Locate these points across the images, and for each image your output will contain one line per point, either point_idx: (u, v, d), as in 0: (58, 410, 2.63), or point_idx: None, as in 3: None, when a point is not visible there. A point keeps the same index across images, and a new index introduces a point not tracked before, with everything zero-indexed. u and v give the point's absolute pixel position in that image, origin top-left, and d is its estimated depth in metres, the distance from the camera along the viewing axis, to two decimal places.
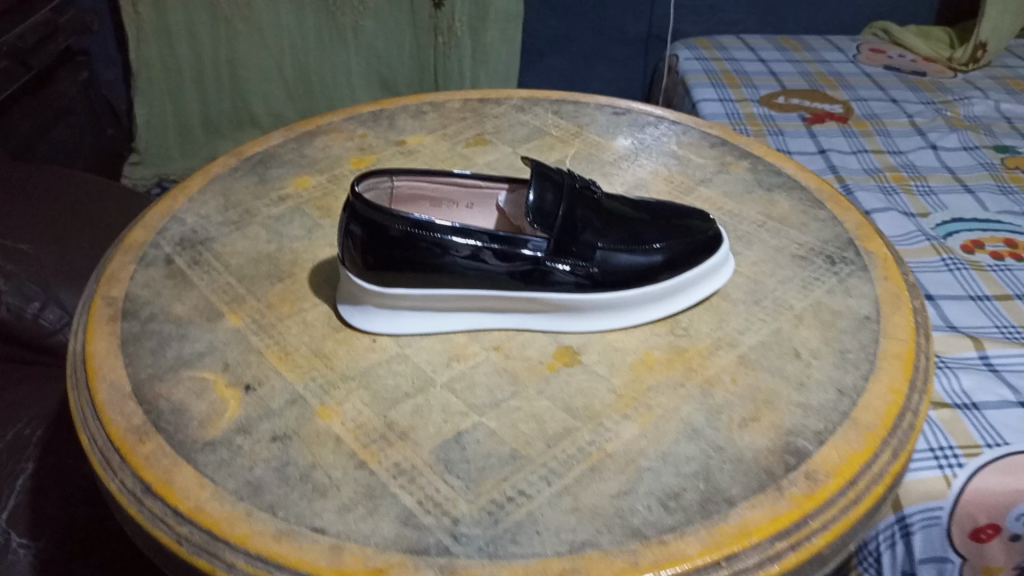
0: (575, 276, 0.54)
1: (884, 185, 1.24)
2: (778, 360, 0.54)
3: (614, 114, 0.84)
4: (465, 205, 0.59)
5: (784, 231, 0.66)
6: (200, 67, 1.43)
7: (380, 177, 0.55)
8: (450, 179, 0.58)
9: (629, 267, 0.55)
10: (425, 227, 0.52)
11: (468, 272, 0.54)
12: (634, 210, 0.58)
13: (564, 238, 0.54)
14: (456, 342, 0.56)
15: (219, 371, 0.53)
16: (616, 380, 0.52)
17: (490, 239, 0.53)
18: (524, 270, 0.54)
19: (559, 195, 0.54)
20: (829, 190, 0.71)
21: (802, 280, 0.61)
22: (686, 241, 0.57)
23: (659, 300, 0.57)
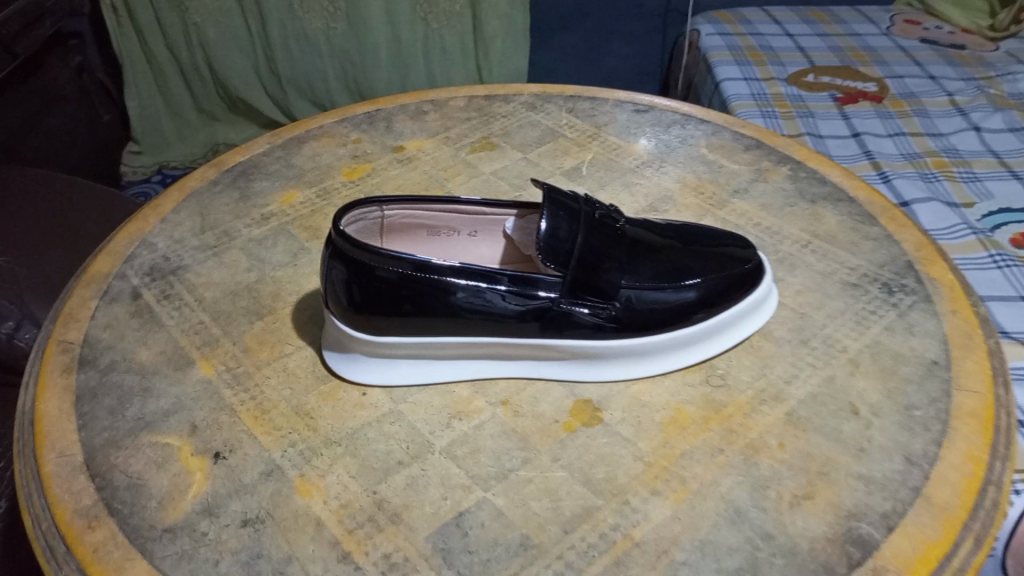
0: (596, 320, 0.47)
1: (923, 171, 1.15)
2: (832, 419, 0.46)
3: (635, 112, 0.75)
4: (468, 233, 0.52)
5: (831, 253, 0.58)
6: (185, 66, 1.35)
7: (367, 207, 0.48)
8: (448, 206, 0.50)
9: (659, 308, 0.47)
10: (420, 267, 0.45)
11: (472, 316, 0.46)
12: (665, 236, 0.50)
13: (582, 277, 0.46)
14: (457, 396, 0.48)
15: (184, 435, 0.46)
16: (644, 445, 0.45)
17: (497, 279, 0.45)
18: (537, 315, 0.46)
19: (575, 226, 0.46)
20: (881, 202, 0.63)
21: (856, 314, 0.53)
22: (726, 274, 0.49)
23: (694, 343, 0.49)
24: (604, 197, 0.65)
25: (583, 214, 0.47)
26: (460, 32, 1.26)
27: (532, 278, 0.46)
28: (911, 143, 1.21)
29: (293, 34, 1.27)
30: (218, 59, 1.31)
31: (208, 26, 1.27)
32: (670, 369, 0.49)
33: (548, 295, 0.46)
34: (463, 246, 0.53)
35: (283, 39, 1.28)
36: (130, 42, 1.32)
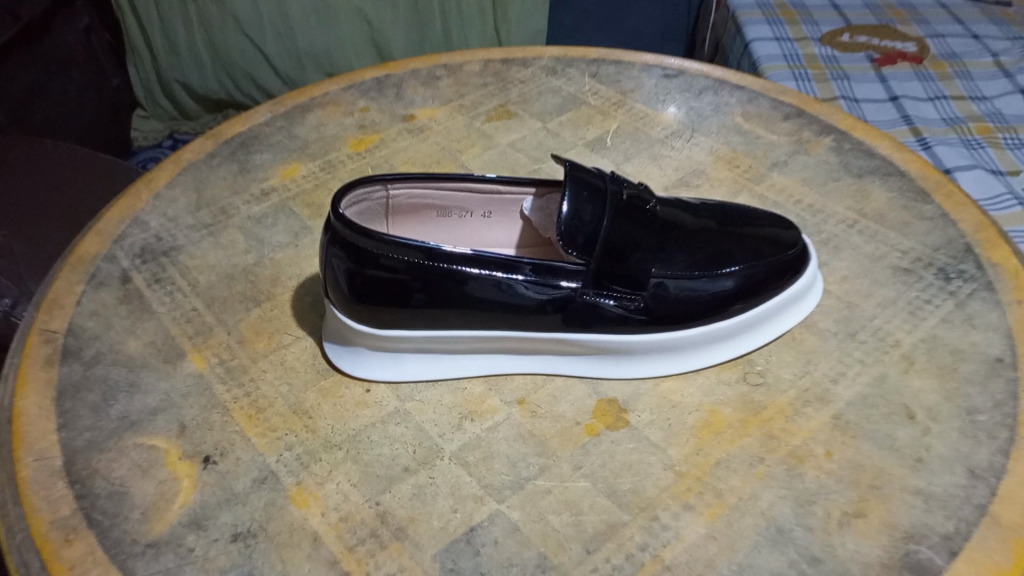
0: (622, 313, 0.42)
1: (966, 138, 1.08)
2: (884, 424, 0.41)
3: (663, 77, 0.70)
4: (481, 214, 0.48)
5: (880, 234, 0.53)
6: (176, 48, 1.14)
7: (372, 186, 0.44)
8: (461, 186, 0.46)
9: (692, 300, 0.42)
10: (428, 256, 0.41)
11: (486, 309, 0.42)
12: (701, 217, 0.45)
13: (608, 266, 0.41)
14: (470, 394, 0.44)
15: (172, 437, 0.42)
16: (674, 452, 0.41)
17: (514, 268, 0.41)
18: (557, 308, 0.42)
19: (601, 209, 0.42)
20: (935, 176, 0.57)
21: (909, 304, 0.48)
22: (768, 261, 0.44)
23: (731, 337, 0.45)
24: (630, 171, 0.60)
25: (609, 194, 0.42)
26: None
27: (551, 267, 0.41)
28: (953, 107, 1.14)
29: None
30: (215, 31, 1.10)
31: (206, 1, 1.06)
32: (705, 366, 0.45)
33: (570, 285, 0.42)
34: (475, 228, 0.49)
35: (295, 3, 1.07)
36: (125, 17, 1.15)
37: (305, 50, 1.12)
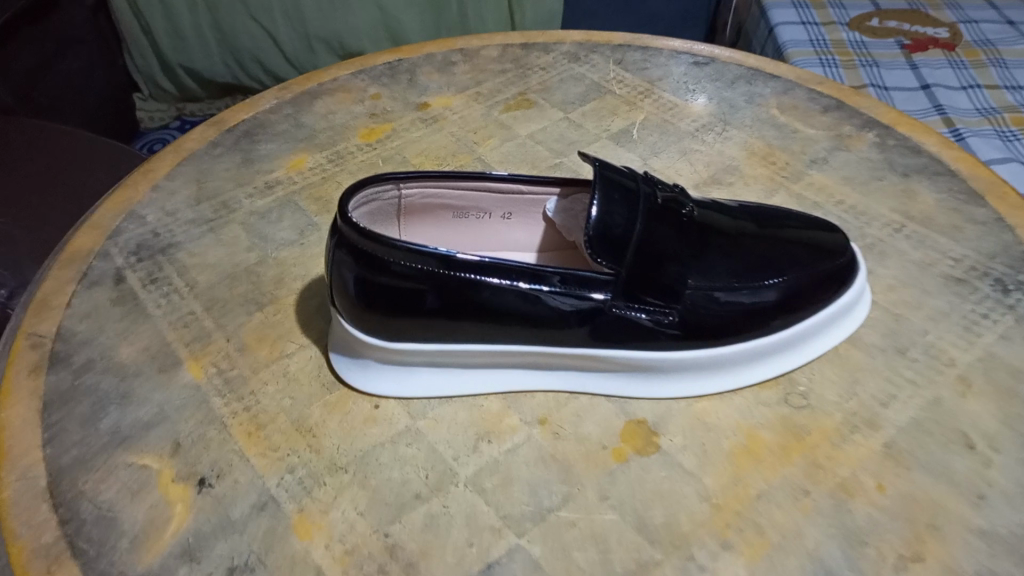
0: (656, 328, 0.39)
1: (1002, 129, 1.00)
2: (941, 454, 0.38)
3: (693, 64, 0.65)
4: (500, 215, 0.44)
5: (931, 239, 0.49)
6: (181, 29, 1.10)
7: (382, 185, 0.41)
8: (479, 185, 0.43)
9: (731, 314, 0.39)
10: (443, 264, 0.37)
11: (506, 321, 0.39)
12: (742, 220, 0.41)
13: (640, 278, 0.38)
14: (487, 411, 0.41)
15: (166, 456, 0.39)
16: (710, 481, 0.37)
17: (537, 278, 0.38)
18: (584, 322, 0.38)
19: (632, 214, 0.38)
20: (989, 176, 0.53)
21: (964, 318, 0.44)
22: (815, 270, 0.40)
23: (771, 354, 0.41)
24: (658, 166, 0.56)
25: (642, 197, 0.39)
26: None
27: (578, 277, 0.38)
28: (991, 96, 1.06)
29: None
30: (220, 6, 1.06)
31: None
32: (743, 385, 0.41)
33: (599, 297, 0.38)
34: (495, 230, 0.45)
35: None
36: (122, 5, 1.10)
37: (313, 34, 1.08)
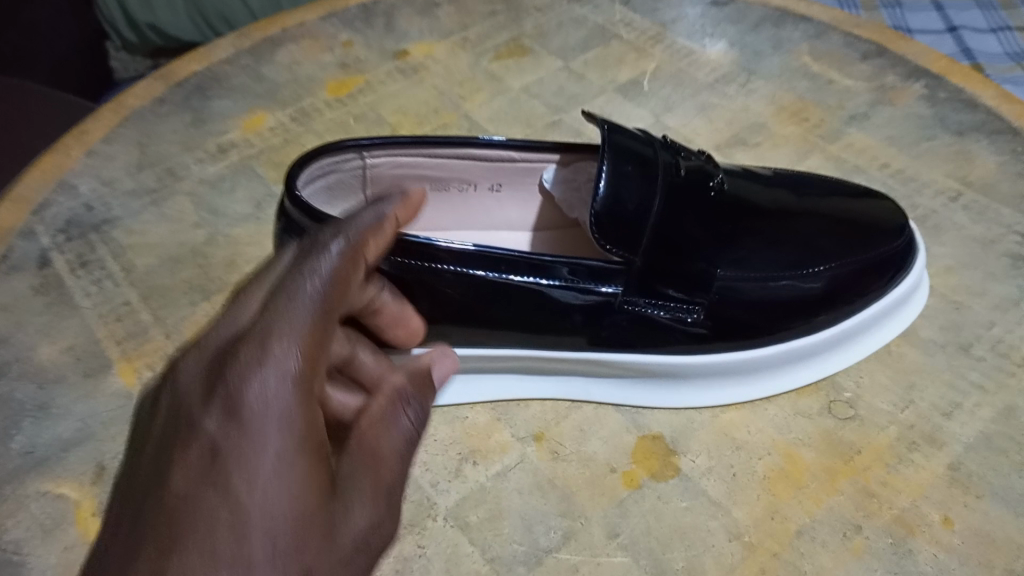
0: (677, 329, 0.32)
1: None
2: (1015, 477, 0.32)
3: (712, 5, 0.57)
4: (489, 187, 0.37)
5: (991, 209, 0.42)
6: None
7: (341, 154, 0.33)
8: (461, 152, 0.35)
9: (768, 311, 0.32)
10: (416, 253, 0.30)
11: (495, 319, 0.32)
12: (782, 194, 0.34)
13: (659, 269, 0.31)
14: (474, 424, 0.34)
15: (88, 484, 0.33)
16: (741, 514, 0.31)
17: (532, 270, 0.31)
18: (589, 323, 0.32)
19: (649, 189, 0.31)
20: None
21: None
22: (869, 255, 0.33)
23: (814, 355, 0.34)
24: (673, 125, 0.49)
25: (660, 167, 0.31)
26: None
27: (584, 267, 0.31)
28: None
29: None
30: None
31: None
32: (780, 392, 0.34)
33: (608, 291, 0.31)
34: (483, 206, 0.38)
35: None
36: None
37: None
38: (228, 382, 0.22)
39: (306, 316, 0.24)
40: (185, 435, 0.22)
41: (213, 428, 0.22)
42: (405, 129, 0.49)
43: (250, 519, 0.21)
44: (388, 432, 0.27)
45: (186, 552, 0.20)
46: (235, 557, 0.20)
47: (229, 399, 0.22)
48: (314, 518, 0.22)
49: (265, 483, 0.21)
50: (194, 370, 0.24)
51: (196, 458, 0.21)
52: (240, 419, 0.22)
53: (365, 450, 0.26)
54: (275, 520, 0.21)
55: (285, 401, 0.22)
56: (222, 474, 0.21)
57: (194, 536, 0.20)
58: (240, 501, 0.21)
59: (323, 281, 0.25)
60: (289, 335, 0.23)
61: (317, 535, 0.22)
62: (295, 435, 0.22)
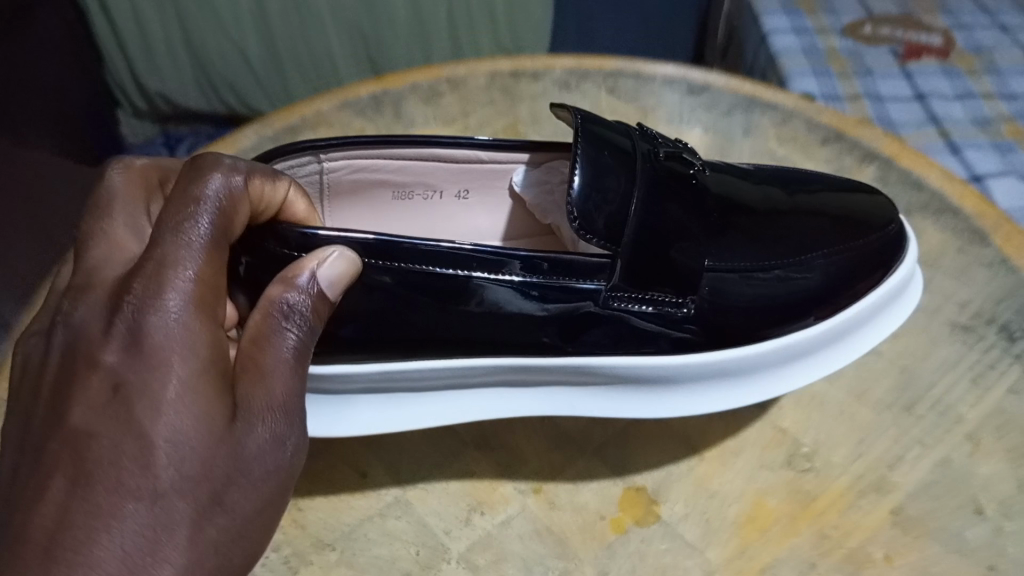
0: (667, 322, 0.35)
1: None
2: (952, 522, 0.36)
3: (688, 93, 0.63)
4: (457, 194, 0.43)
5: (935, 282, 0.48)
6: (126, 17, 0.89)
7: (303, 157, 0.39)
8: (424, 154, 0.41)
9: (764, 298, 0.36)
10: (375, 255, 0.32)
11: (469, 326, 0.34)
12: (771, 195, 0.38)
13: (649, 259, 0.33)
14: (479, 480, 0.39)
15: None
16: (714, 554, 0.36)
17: (519, 268, 0.33)
18: (578, 319, 0.35)
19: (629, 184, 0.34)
20: (995, 215, 0.51)
21: (971, 369, 0.43)
22: (852, 250, 0.37)
23: (809, 355, 0.37)
24: None
25: (640, 161, 0.35)
26: None
27: (562, 262, 0.33)
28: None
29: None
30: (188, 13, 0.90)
31: None
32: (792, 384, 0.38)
33: (594, 288, 0.34)
34: (450, 211, 0.44)
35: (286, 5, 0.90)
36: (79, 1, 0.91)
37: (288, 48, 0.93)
38: (127, 315, 0.26)
39: (195, 256, 0.27)
40: (84, 369, 0.25)
41: (112, 362, 0.25)
42: None
43: (158, 448, 0.24)
44: (278, 346, 0.29)
45: (96, 481, 0.23)
46: (142, 483, 0.23)
47: (125, 332, 0.25)
48: (221, 445, 0.26)
49: (174, 413, 0.25)
50: (84, 316, 0.26)
51: (97, 392, 0.24)
52: (142, 354, 0.25)
53: (258, 367, 0.28)
54: (179, 447, 0.24)
55: (180, 339, 0.26)
56: (125, 404, 0.24)
57: (105, 466, 0.23)
58: (148, 436, 0.24)
59: (211, 216, 0.29)
60: (185, 274, 0.27)
61: (223, 456, 0.26)
62: (193, 364, 0.26)
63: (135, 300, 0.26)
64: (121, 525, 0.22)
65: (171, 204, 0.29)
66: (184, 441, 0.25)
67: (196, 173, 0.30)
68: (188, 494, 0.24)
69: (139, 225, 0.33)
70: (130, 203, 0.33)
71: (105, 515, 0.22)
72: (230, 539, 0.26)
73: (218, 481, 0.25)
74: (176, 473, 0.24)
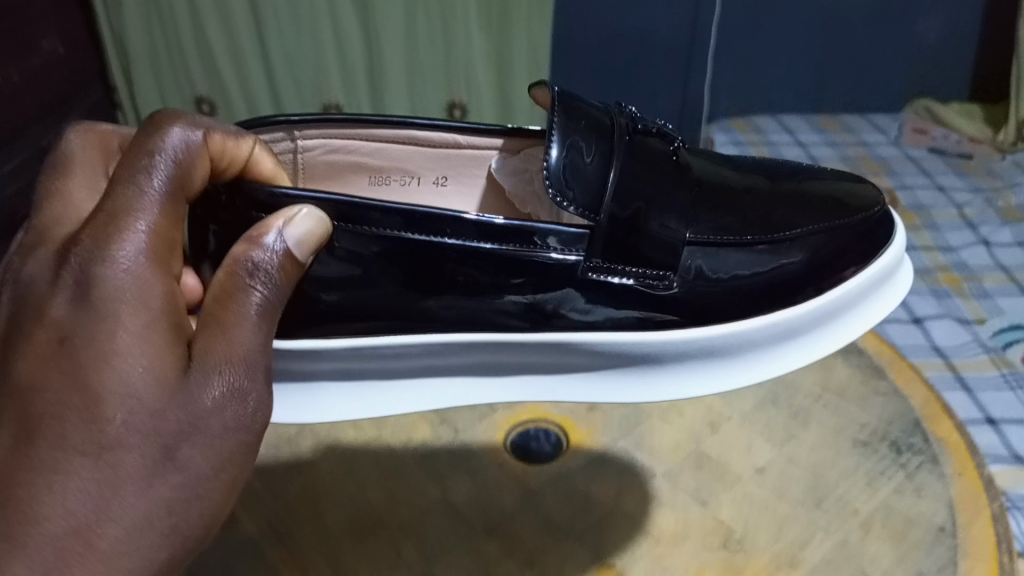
0: (652, 291, 0.46)
1: (1008, 374, 1.09)
2: None
3: None
4: (431, 179, 0.60)
5: (842, 407, 0.62)
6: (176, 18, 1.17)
7: (278, 132, 0.55)
8: (399, 136, 0.58)
9: (754, 268, 0.47)
10: (339, 215, 0.45)
11: (454, 284, 0.46)
12: (758, 186, 0.51)
13: (627, 227, 0.45)
14: (486, 555, 0.51)
15: None
16: None
17: (496, 237, 0.45)
18: (547, 298, 0.47)
19: (601, 156, 0.46)
20: (892, 354, 0.66)
21: (867, 475, 0.56)
22: (833, 237, 0.48)
23: (794, 336, 0.48)
24: None
25: (622, 140, 0.47)
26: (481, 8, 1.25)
27: (525, 230, 0.45)
28: (965, 329, 1.17)
29: None
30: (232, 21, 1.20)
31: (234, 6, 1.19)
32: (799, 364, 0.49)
33: (575, 259, 0.46)
34: (425, 193, 0.61)
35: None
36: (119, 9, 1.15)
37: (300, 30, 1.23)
38: (78, 271, 0.38)
39: (147, 223, 0.40)
40: (43, 327, 0.37)
41: (65, 317, 0.38)
42: None
43: (102, 406, 0.37)
44: (246, 302, 0.41)
45: (38, 442, 0.36)
46: (83, 440, 0.36)
47: (80, 288, 0.38)
48: (171, 398, 0.38)
49: (122, 364, 0.37)
50: (44, 265, 0.39)
51: (53, 350, 0.37)
52: (95, 319, 0.37)
53: (218, 321, 0.41)
54: (125, 403, 0.37)
55: (130, 308, 0.38)
56: (74, 354, 0.37)
57: (53, 425, 0.36)
58: (95, 391, 0.37)
59: (165, 174, 0.41)
60: (138, 232, 0.39)
61: (174, 408, 0.38)
62: (140, 326, 0.38)
63: (96, 270, 0.38)
64: (68, 483, 0.36)
65: (137, 162, 0.41)
66: (132, 396, 0.37)
67: (152, 139, 0.42)
68: (133, 451, 0.37)
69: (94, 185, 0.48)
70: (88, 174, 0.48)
71: (52, 475, 0.35)
72: (179, 486, 0.38)
73: (170, 434, 0.38)
74: (123, 425, 0.37)
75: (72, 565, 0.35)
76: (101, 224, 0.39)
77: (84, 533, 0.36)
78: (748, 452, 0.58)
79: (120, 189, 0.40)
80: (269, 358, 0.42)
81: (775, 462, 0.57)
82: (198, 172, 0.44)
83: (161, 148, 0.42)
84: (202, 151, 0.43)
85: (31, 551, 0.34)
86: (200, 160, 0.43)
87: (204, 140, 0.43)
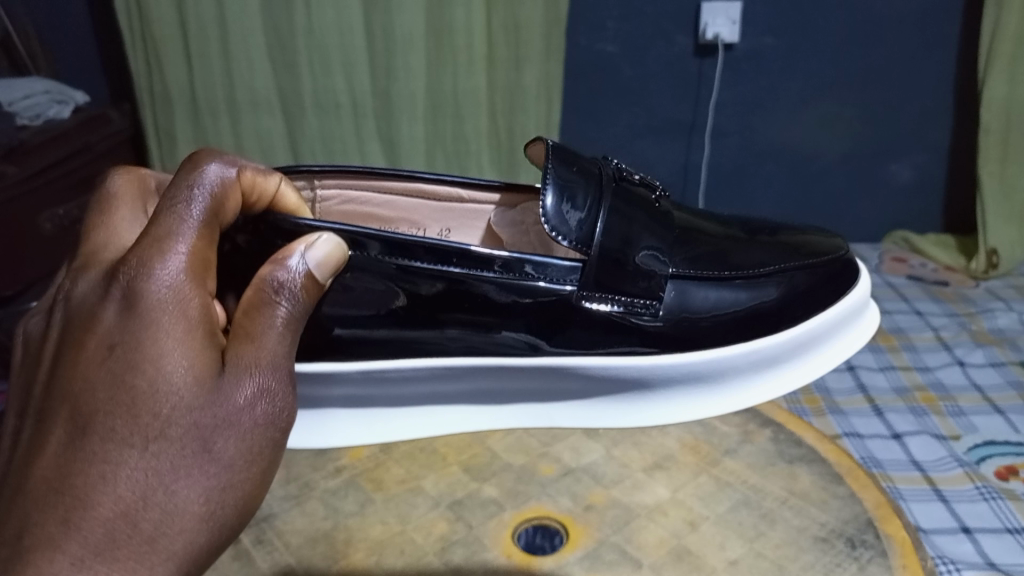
0: (639, 316, 0.60)
1: (982, 487, 1.16)
2: None
3: None
4: (443, 231, 0.78)
5: (805, 508, 0.72)
6: (222, 138, 1.37)
7: (299, 181, 0.72)
8: (408, 186, 0.74)
9: (732, 303, 0.61)
10: (352, 243, 0.58)
11: (460, 308, 0.59)
12: (733, 239, 0.67)
13: (611, 261, 0.59)
14: None
15: None
16: None
17: (497, 269, 0.58)
18: (539, 335, 0.60)
19: (588, 205, 0.60)
20: (847, 464, 0.78)
21: (825, 567, 0.64)
22: (803, 284, 0.64)
23: (767, 367, 0.62)
24: (618, 453, 0.81)
25: (613, 194, 0.61)
26: (491, 118, 1.47)
27: (513, 262, 0.58)
28: (941, 445, 1.26)
29: (344, 98, 1.38)
30: (270, 133, 1.39)
31: (275, 134, 1.40)
32: (775, 392, 0.62)
33: (569, 289, 0.59)
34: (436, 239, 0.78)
35: (351, 102, 1.39)
36: (170, 113, 1.34)
37: (331, 133, 1.41)
38: (125, 287, 0.48)
39: (187, 246, 0.50)
40: (95, 340, 0.48)
41: (114, 326, 0.48)
42: (450, 454, 0.82)
43: (146, 409, 0.46)
44: (274, 319, 0.52)
45: (92, 438, 0.45)
46: (128, 437, 0.46)
47: (126, 301, 0.48)
48: (207, 399, 0.48)
49: (168, 367, 0.47)
50: (92, 285, 0.50)
51: (104, 356, 0.47)
52: (141, 331, 0.48)
53: (247, 333, 0.51)
54: (167, 399, 0.47)
55: (169, 323, 0.48)
56: (121, 356, 0.47)
57: (101, 423, 0.46)
58: (140, 391, 0.47)
59: (201, 203, 0.52)
60: (178, 252, 0.50)
61: (209, 410, 0.48)
62: (178, 337, 0.48)
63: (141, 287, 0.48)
64: (117, 473, 0.45)
65: (178, 194, 0.52)
66: (173, 393, 0.47)
67: (188, 174, 0.54)
68: (170, 446, 0.47)
69: (140, 220, 0.60)
70: (137, 210, 0.61)
71: (104, 466, 0.45)
72: (212, 474, 0.48)
73: (206, 427, 0.48)
74: (165, 417, 0.47)
75: (119, 545, 0.44)
76: (145, 245, 0.50)
77: (128, 517, 0.44)
78: (722, 547, 0.67)
79: (164, 216, 0.51)
80: (290, 364, 0.53)
81: (746, 556, 0.66)
82: (230, 205, 0.55)
83: (200, 181, 0.53)
84: (234, 184, 0.55)
85: (85, 530, 0.43)
86: (232, 192, 0.55)
87: (237, 175, 0.55)
